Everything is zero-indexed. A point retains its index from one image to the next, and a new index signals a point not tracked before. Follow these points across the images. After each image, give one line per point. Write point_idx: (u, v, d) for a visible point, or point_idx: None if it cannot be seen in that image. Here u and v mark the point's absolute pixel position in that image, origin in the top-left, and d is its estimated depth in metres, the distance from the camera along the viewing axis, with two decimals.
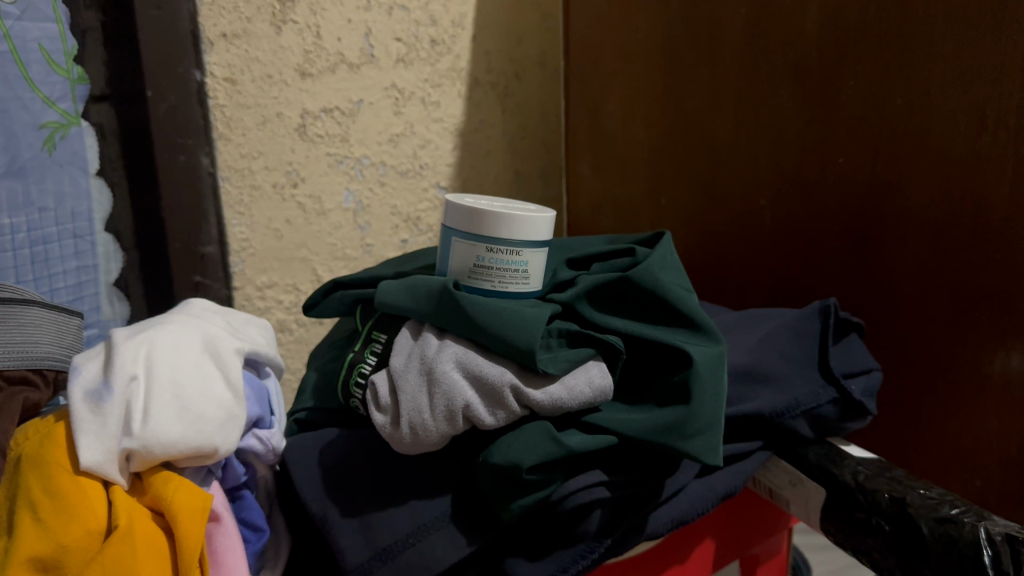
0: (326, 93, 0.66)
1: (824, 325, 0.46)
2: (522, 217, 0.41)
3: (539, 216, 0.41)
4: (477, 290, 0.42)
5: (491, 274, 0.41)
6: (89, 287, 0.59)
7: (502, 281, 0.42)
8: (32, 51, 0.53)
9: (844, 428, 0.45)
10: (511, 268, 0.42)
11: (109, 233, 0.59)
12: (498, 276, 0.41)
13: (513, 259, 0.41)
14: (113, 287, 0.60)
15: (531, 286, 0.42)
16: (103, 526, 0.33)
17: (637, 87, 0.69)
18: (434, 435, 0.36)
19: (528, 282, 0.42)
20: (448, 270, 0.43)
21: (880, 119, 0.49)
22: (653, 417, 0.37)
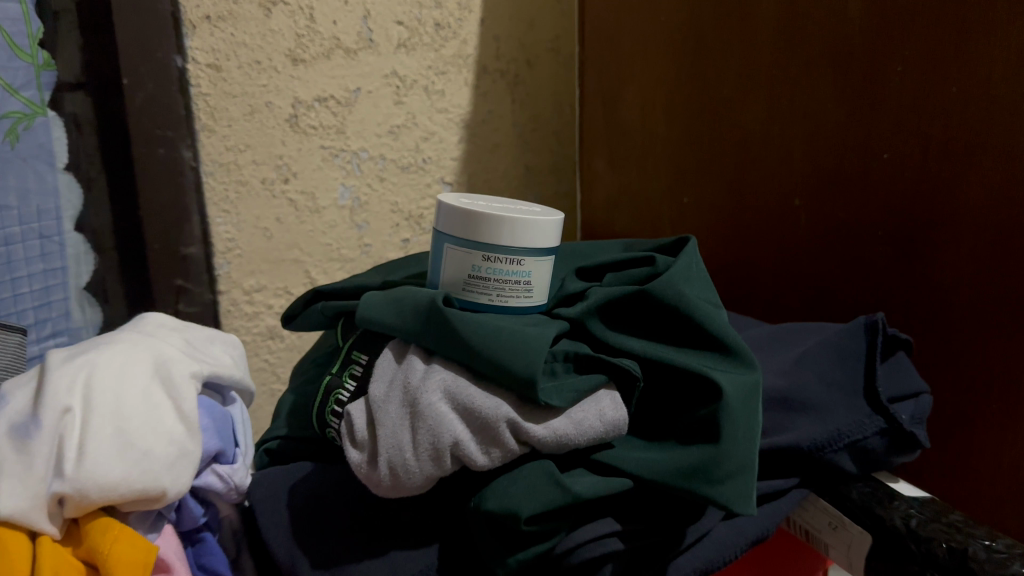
0: (320, 80, 0.61)
1: (872, 344, 0.40)
2: (524, 219, 0.36)
3: (545, 219, 0.36)
4: (472, 304, 0.37)
5: (489, 286, 0.36)
6: (58, 291, 0.53)
7: (501, 294, 0.37)
8: None
9: (891, 461, 0.40)
10: (511, 280, 0.37)
11: (81, 234, 0.54)
12: (497, 288, 0.37)
13: (514, 269, 0.36)
14: (84, 291, 0.55)
15: (534, 299, 0.37)
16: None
17: (659, 76, 0.63)
18: (418, 477, 0.31)
19: (531, 295, 0.37)
20: (438, 281, 0.38)
21: (932, 109, 0.43)
22: (677, 458, 0.32)
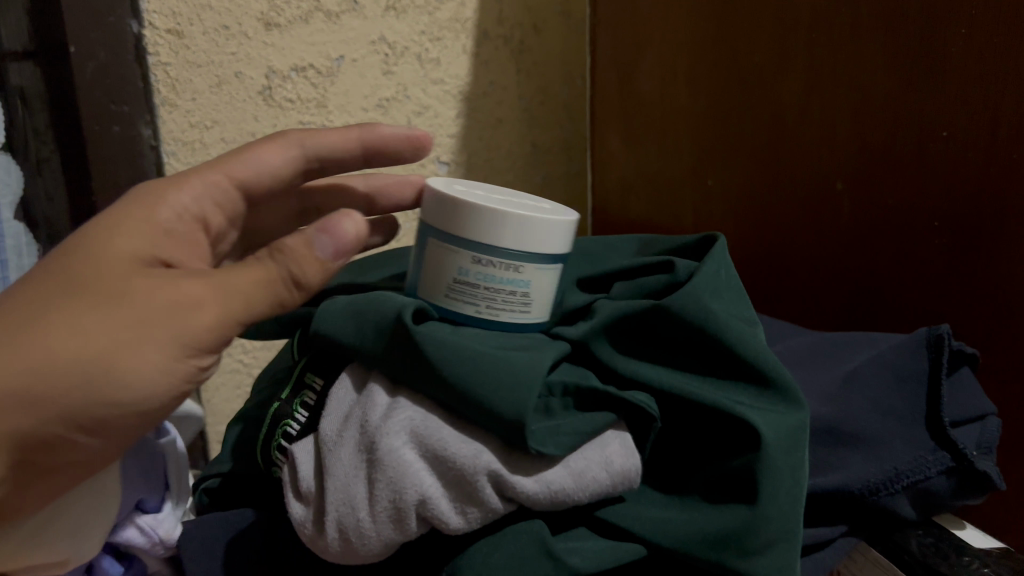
0: (297, 47, 0.54)
1: (936, 363, 0.33)
2: (527, 219, 0.31)
3: (548, 220, 0.32)
4: (458, 315, 0.32)
5: (478, 295, 0.32)
6: None
7: (492, 306, 0.32)
8: None
9: (957, 505, 0.33)
10: (505, 290, 0.32)
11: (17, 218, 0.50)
12: (487, 299, 0.32)
13: (510, 277, 0.32)
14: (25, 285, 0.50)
15: (530, 315, 0.33)
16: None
17: (682, 43, 0.56)
18: (375, 544, 0.25)
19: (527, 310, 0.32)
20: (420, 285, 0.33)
21: (1005, 81, 0.36)
22: (703, 521, 0.26)
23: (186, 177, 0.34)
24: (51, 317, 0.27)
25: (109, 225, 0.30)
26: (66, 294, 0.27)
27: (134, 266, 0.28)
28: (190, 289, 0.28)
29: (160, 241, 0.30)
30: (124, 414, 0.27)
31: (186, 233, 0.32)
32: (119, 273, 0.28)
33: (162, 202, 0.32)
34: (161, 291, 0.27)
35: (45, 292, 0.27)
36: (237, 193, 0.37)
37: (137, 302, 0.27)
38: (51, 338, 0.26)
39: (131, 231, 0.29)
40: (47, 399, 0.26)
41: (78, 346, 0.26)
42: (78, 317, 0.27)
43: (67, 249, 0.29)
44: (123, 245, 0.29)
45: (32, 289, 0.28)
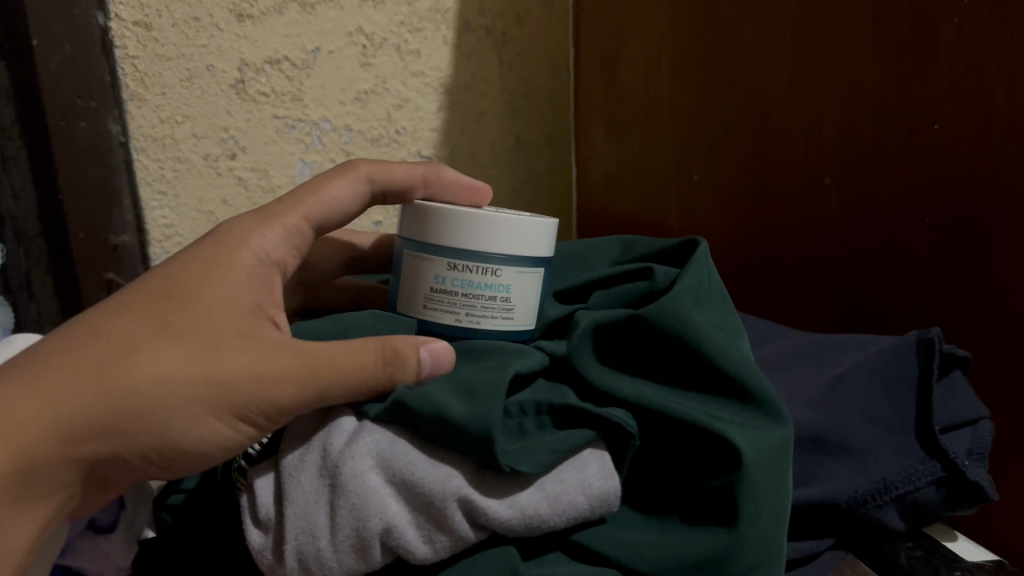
0: (270, 39, 0.53)
1: (926, 367, 0.32)
2: (500, 219, 0.32)
3: (520, 221, 0.32)
4: (438, 324, 0.33)
5: (457, 302, 0.32)
6: None
7: (471, 313, 0.32)
8: None
9: (949, 515, 0.31)
10: (484, 295, 0.32)
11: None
12: (466, 305, 0.32)
13: (487, 281, 0.32)
14: None
15: (512, 321, 0.33)
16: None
17: (667, 34, 0.54)
18: (336, 573, 0.24)
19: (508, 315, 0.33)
20: (404, 299, 0.34)
21: (998, 72, 0.35)
22: (682, 544, 0.24)
23: (277, 213, 0.35)
24: (131, 349, 0.28)
25: (198, 266, 0.31)
26: (149, 329, 0.28)
27: (218, 316, 0.29)
28: (278, 363, 0.29)
29: (247, 290, 0.31)
30: (170, 459, 0.28)
31: (268, 279, 0.33)
32: (208, 325, 0.29)
33: (246, 245, 0.33)
34: (245, 358, 0.29)
35: (125, 321, 0.28)
36: (309, 230, 0.36)
37: (219, 359, 0.28)
38: (128, 371, 0.27)
39: (223, 282, 0.31)
40: (109, 429, 0.27)
41: (152, 388, 0.27)
42: (158, 356, 0.28)
43: (154, 280, 0.30)
44: (213, 296, 0.30)
45: (112, 314, 0.29)
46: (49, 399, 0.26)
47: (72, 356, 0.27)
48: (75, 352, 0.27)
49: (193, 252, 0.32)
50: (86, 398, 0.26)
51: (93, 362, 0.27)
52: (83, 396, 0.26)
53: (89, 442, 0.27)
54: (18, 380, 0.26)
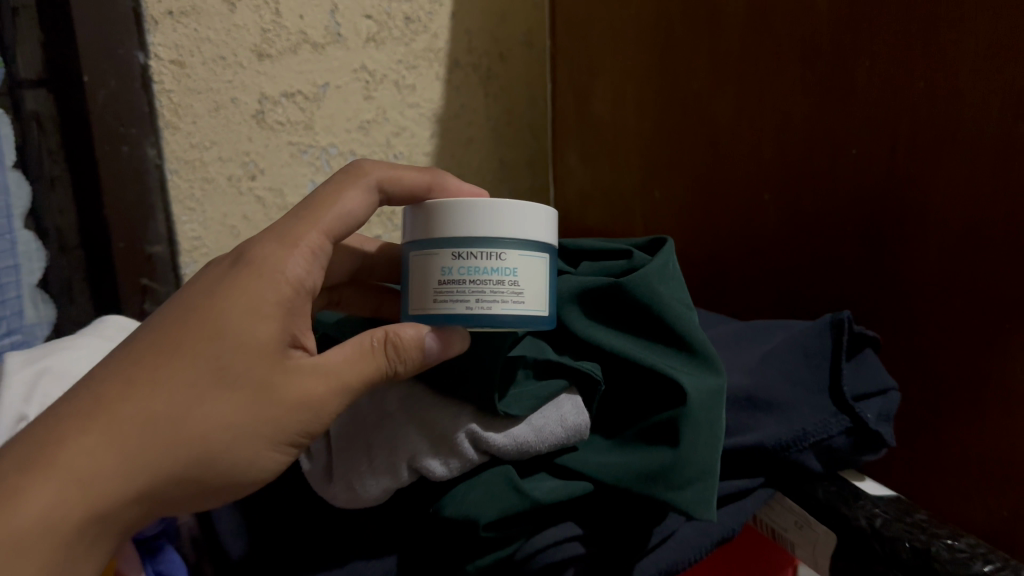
0: (287, 75, 0.60)
1: (837, 341, 0.39)
2: (497, 205, 0.35)
3: (518, 204, 0.35)
4: (450, 315, 0.34)
5: (467, 291, 0.34)
6: (13, 288, 0.57)
7: (480, 299, 0.34)
8: None
9: (857, 460, 0.39)
10: (491, 279, 0.34)
11: (29, 227, 0.58)
12: (476, 292, 0.34)
13: (494, 265, 0.34)
14: (36, 288, 0.59)
15: (522, 304, 0.34)
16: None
17: (633, 72, 0.63)
18: (375, 491, 0.31)
19: (518, 299, 0.34)
20: (413, 298, 0.35)
21: (903, 103, 0.43)
22: (639, 462, 0.31)
23: (300, 232, 0.36)
24: (194, 398, 0.30)
25: (243, 301, 0.32)
26: (207, 377, 0.31)
27: (267, 355, 0.32)
28: (320, 395, 0.33)
29: (287, 321, 0.33)
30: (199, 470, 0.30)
31: (303, 303, 0.35)
32: (258, 368, 0.32)
33: (282, 274, 0.34)
34: (294, 391, 0.32)
35: (183, 366, 0.30)
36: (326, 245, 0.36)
37: (271, 401, 0.32)
38: (192, 421, 0.30)
39: (265, 318, 0.32)
40: (175, 473, 0.30)
41: (214, 432, 0.30)
42: (218, 407, 0.31)
43: (198, 313, 0.32)
44: (260, 334, 0.32)
45: (167, 355, 0.31)
46: (126, 452, 0.29)
47: (140, 407, 0.29)
48: (142, 404, 0.29)
49: (229, 278, 0.33)
50: (159, 451, 0.29)
51: (162, 415, 0.30)
52: (153, 447, 0.29)
53: (159, 483, 0.30)
54: (91, 433, 0.28)
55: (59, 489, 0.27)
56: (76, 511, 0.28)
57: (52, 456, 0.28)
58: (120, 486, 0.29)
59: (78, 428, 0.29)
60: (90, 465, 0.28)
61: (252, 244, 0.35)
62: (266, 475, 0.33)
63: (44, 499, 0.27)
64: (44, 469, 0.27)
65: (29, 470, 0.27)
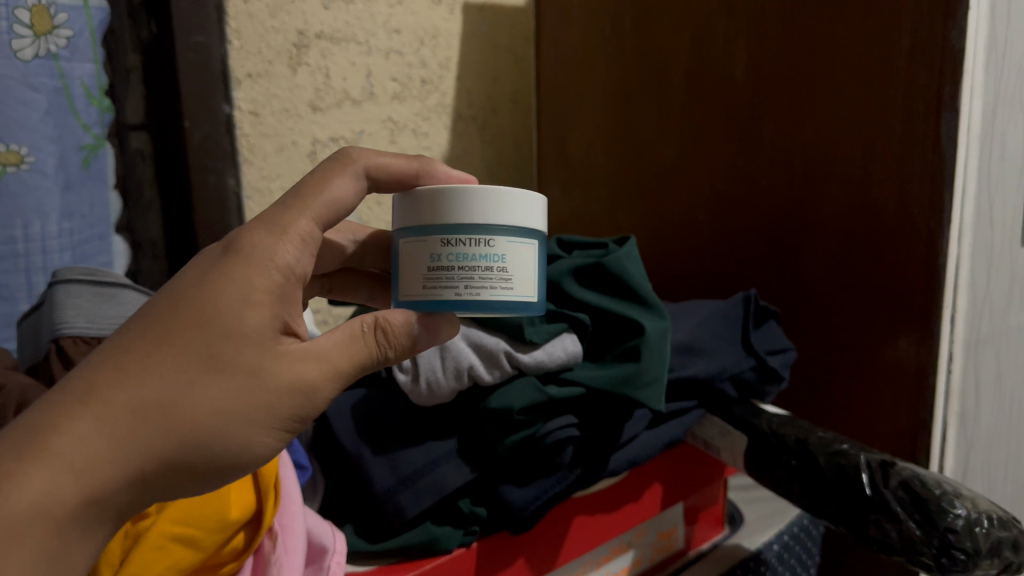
0: (333, 124, 0.78)
1: (746, 310, 0.58)
2: (485, 196, 0.39)
3: (506, 195, 0.40)
4: (442, 298, 0.39)
5: (456, 277, 0.39)
6: None
7: (470, 284, 0.39)
8: (76, 87, 0.66)
9: (764, 391, 0.58)
10: (480, 266, 0.39)
11: (122, 237, 0.72)
12: (464, 279, 0.39)
13: (482, 252, 0.39)
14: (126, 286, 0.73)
15: (509, 289, 0.39)
16: (210, 548, 0.38)
17: (603, 125, 0.84)
18: (446, 389, 0.48)
19: (505, 284, 0.39)
20: (406, 282, 0.40)
21: (797, 153, 0.64)
22: (613, 373, 0.48)
23: (289, 218, 0.35)
24: (185, 384, 0.30)
25: (231, 290, 0.32)
26: (197, 364, 0.31)
27: (260, 342, 0.32)
28: (315, 378, 0.34)
29: (279, 308, 0.33)
30: (197, 458, 0.31)
31: (293, 289, 0.34)
32: (249, 354, 0.32)
33: (271, 261, 0.33)
34: (285, 376, 0.33)
35: (172, 354, 0.30)
36: (318, 230, 0.36)
37: (262, 385, 0.32)
38: (183, 408, 0.30)
39: (256, 307, 0.32)
40: (164, 459, 0.30)
41: (205, 418, 0.30)
42: (209, 392, 0.31)
43: (187, 301, 0.31)
44: (251, 323, 0.32)
45: (157, 344, 0.30)
46: (117, 436, 0.28)
47: (130, 393, 0.29)
48: (133, 390, 0.29)
49: (218, 265, 0.33)
50: (149, 435, 0.29)
51: (152, 401, 0.29)
52: (144, 432, 0.29)
53: (148, 469, 0.29)
54: (83, 419, 0.28)
55: (56, 472, 0.27)
56: (73, 495, 0.27)
57: (45, 442, 0.27)
58: (112, 472, 0.28)
59: (68, 415, 0.28)
60: (83, 452, 0.28)
61: (240, 228, 0.35)
62: (263, 459, 0.33)
63: (40, 485, 0.27)
64: (39, 454, 0.27)
65: (23, 456, 0.27)
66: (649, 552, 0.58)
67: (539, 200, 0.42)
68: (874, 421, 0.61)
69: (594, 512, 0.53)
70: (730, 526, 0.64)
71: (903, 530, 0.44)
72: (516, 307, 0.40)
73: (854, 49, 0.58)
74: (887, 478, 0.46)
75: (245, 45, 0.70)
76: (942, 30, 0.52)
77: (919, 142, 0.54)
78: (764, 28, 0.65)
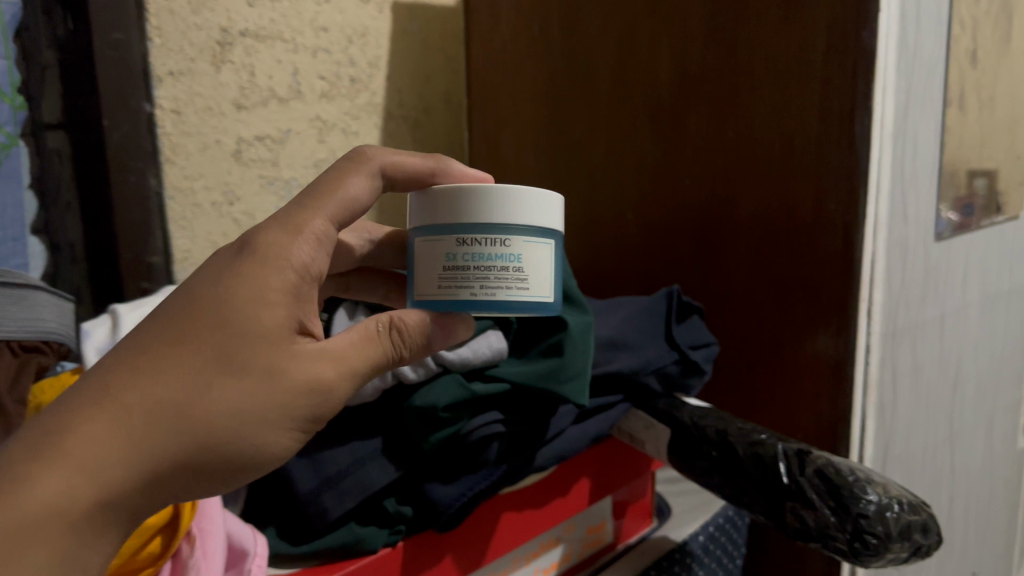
0: (259, 123, 0.77)
1: (669, 305, 0.60)
2: (501, 196, 0.40)
3: (522, 195, 0.40)
4: (457, 299, 0.39)
5: (472, 277, 0.39)
6: None
7: (485, 284, 0.39)
8: None
9: (687, 384, 0.59)
10: (496, 266, 0.39)
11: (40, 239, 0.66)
12: (480, 279, 0.39)
13: (499, 252, 0.39)
14: None
15: (524, 289, 0.39)
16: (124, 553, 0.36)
17: (534, 124, 0.84)
18: (370, 387, 0.48)
19: (520, 284, 0.39)
20: (421, 283, 0.40)
21: (719, 150, 0.65)
22: (536, 368, 0.49)
23: (305, 217, 0.35)
24: (201, 385, 0.30)
25: (247, 288, 0.32)
26: (213, 365, 0.31)
27: (274, 341, 0.32)
28: (330, 377, 0.34)
29: (295, 308, 0.34)
30: (208, 459, 0.31)
31: (308, 289, 0.35)
32: (263, 353, 0.32)
33: (287, 259, 0.34)
34: (296, 376, 0.33)
35: (188, 355, 0.31)
36: (332, 231, 0.36)
37: (278, 386, 0.32)
38: (199, 408, 0.30)
39: (273, 305, 0.33)
40: (177, 460, 0.30)
41: (220, 418, 0.31)
42: (225, 394, 0.31)
43: (203, 300, 0.32)
44: (266, 322, 0.32)
45: (172, 345, 0.31)
46: (134, 438, 0.29)
47: (145, 395, 0.29)
48: (148, 391, 0.29)
49: (235, 264, 0.33)
50: (164, 436, 0.29)
51: (168, 402, 0.29)
52: (161, 433, 0.29)
53: (162, 471, 0.29)
54: (99, 420, 0.28)
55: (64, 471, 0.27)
56: (86, 496, 0.27)
57: (59, 444, 0.27)
58: (125, 474, 0.28)
59: (84, 416, 0.28)
60: (97, 453, 0.28)
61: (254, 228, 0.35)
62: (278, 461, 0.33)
63: (54, 487, 0.27)
64: (52, 456, 0.27)
65: (37, 457, 0.27)
66: (578, 546, 0.58)
67: (555, 200, 0.42)
68: (796, 413, 0.62)
69: (522, 508, 0.53)
70: (658, 519, 0.65)
71: (818, 516, 0.45)
72: (532, 306, 0.40)
73: (773, 50, 0.60)
74: (802, 466, 0.47)
75: (166, 42, 0.69)
76: (855, 30, 0.54)
77: (834, 141, 0.56)
78: (687, 30, 0.66)
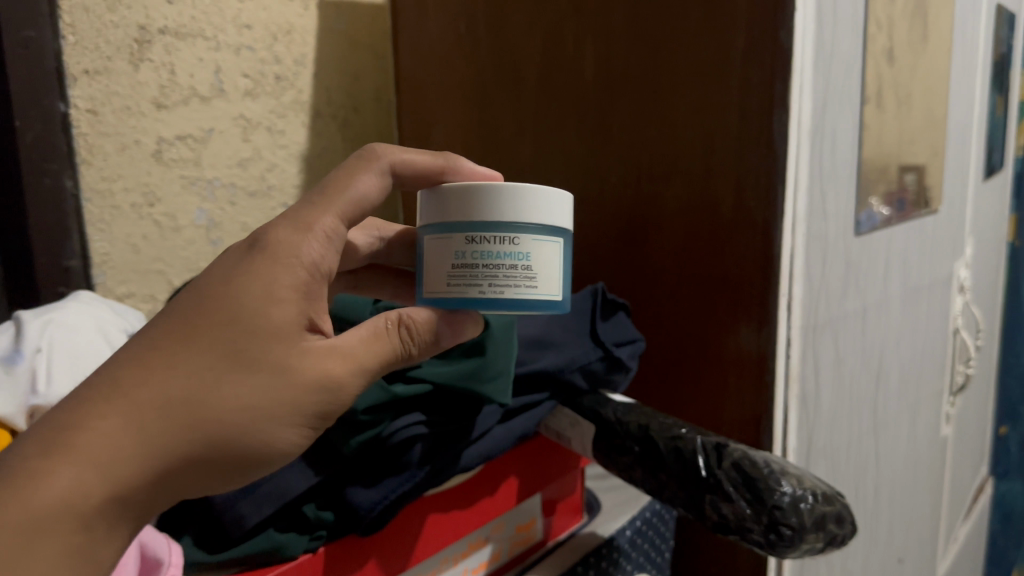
0: (180, 122, 0.75)
1: (594, 303, 0.60)
2: (510, 193, 0.39)
3: (529, 192, 0.39)
4: (465, 297, 0.38)
5: (481, 275, 0.38)
6: None
7: (495, 282, 0.38)
8: None
9: (613, 381, 0.59)
10: (505, 264, 0.38)
11: None
12: (489, 277, 0.38)
13: (509, 250, 0.38)
14: None
15: (532, 288, 0.38)
16: None
17: (462, 123, 0.84)
18: None
19: (529, 282, 0.38)
20: (430, 280, 0.39)
21: (644, 148, 0.66)
22: (457, 368, 0.50)
23: (314, 215, 0.36)
24: (213, 380, 0.31)
25: (257, 286, 0.33)
26: (224, 360, 0.32)
27: (282, 338, 0.33)
28: (339, 373, 0.35)
29: (305, 305, 0.34)
30: (220, 454, 0.32)
31: (318, 287, 0.35)
32: (275, 349, 0.33)
33: (297, 257, 0.34)
34: (308, 372, 0.34)
35: (198, 352, 0.32)
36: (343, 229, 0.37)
37: (287, 381, 0.33)
38: (211, 402, 0.31)
39: (281, 303, 0.33)
40: (189, 454, 0.31)
41: (231, 414, 0.32)
42: (237, 389, 0.32)
43: (213, 297, 0.33)
44: (277, 319, 0.33)
45: (183, 342, 0.32)
46: (144, 432, 0.30)
47: (157, 389, 0.30)
48: (160, 386, 0.30)
49: (245, 261, 0.34)
50: (175, 431, 0.30)
51: (180, 398, 0.31)
52: (172, 427, 0.30)
53: (173, 465, 0.31)
54: (109, 417, 0.29)
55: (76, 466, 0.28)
56: (98, 492, 0.29)
57: (68, 440, 0.29)
58: (135, 467, 0.29)
59: (95, 412, 0.29)
60: (109, 448, 0.29)
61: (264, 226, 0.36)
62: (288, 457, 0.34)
63: (67, 482, 0.28)
64: (65, 451, 0.28)
65: (48, 452, 0.28)
66: (507, 545, 0.59)
67: (566, 198, 0.41)
68: (720, 407, 0.63)
69: (449, 508, 0.52)
70: (587, 514, 0.66)
71: (736, 509, 0.46)
72: (540, 305, 0.39)
73: (693, 49, 0.60)
74: (720, 458, 0.48)
75: (80, 40, 0.67)
76: (772, 30, 0.54)
77: (754, 140, 0.57)
78: (611, 29, 0.67)
